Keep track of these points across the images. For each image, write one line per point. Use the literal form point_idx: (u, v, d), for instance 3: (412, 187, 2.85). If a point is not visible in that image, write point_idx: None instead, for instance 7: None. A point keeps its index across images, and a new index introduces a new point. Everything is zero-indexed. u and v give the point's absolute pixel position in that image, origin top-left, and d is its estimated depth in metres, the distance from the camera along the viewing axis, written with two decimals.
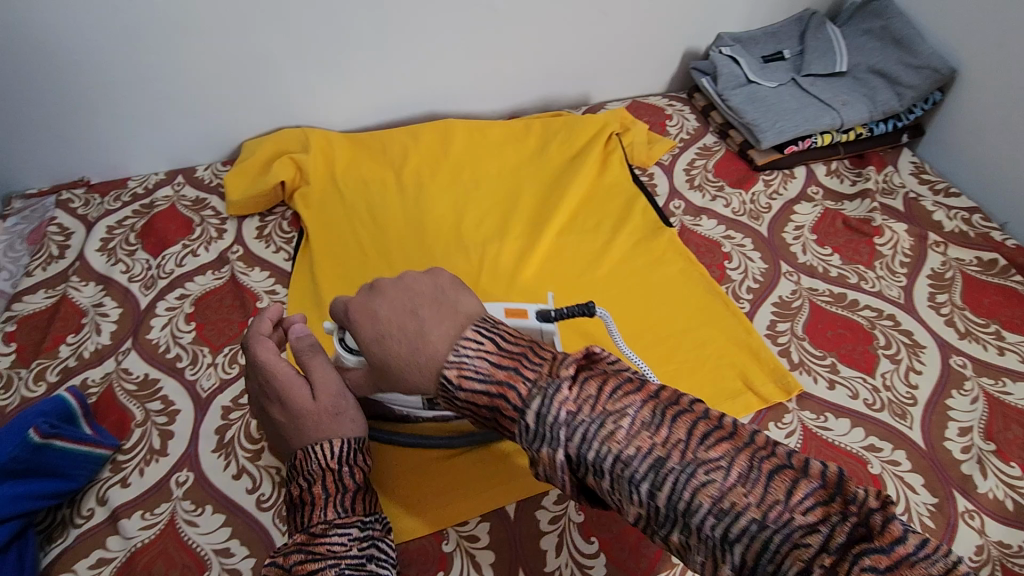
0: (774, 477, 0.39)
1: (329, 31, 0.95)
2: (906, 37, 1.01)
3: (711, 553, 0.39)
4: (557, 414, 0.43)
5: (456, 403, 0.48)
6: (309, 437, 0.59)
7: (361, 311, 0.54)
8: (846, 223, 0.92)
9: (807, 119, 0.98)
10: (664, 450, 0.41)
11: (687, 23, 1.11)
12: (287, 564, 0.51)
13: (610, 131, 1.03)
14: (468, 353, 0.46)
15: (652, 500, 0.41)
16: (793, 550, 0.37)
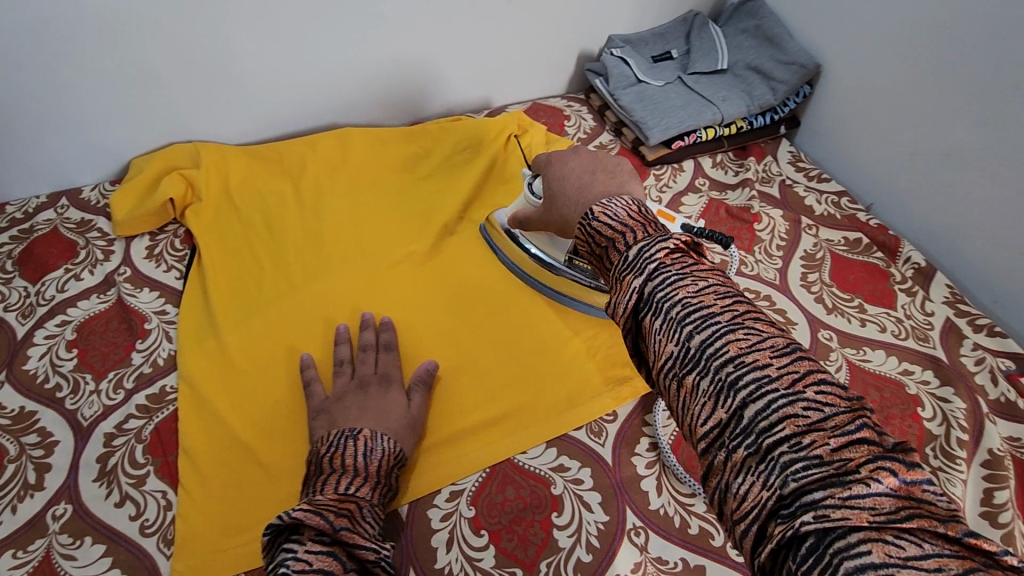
0: (807, 362, 0.38)
1: (212, 42, 0.92)
2: (776, 35, 1.07)
3: (716, 399, 0.39)
4: (655, 252, 0.45)
5: (586, 235, 0.54)
6: (380, 426, 0.67)
7: (557, 158, 0.69)
8: (728, 211, 0.97)
9: (691, 115, 1.03)
10: (718, 308, 0.42)
11: (579, 27, 1.15)
12: (336, 524, 0.53)
13: (508, 133, 1.06)
14: (617, 202, 0.53)
15: (687, 342, 0.41)
16: (790, 417, 0.36)
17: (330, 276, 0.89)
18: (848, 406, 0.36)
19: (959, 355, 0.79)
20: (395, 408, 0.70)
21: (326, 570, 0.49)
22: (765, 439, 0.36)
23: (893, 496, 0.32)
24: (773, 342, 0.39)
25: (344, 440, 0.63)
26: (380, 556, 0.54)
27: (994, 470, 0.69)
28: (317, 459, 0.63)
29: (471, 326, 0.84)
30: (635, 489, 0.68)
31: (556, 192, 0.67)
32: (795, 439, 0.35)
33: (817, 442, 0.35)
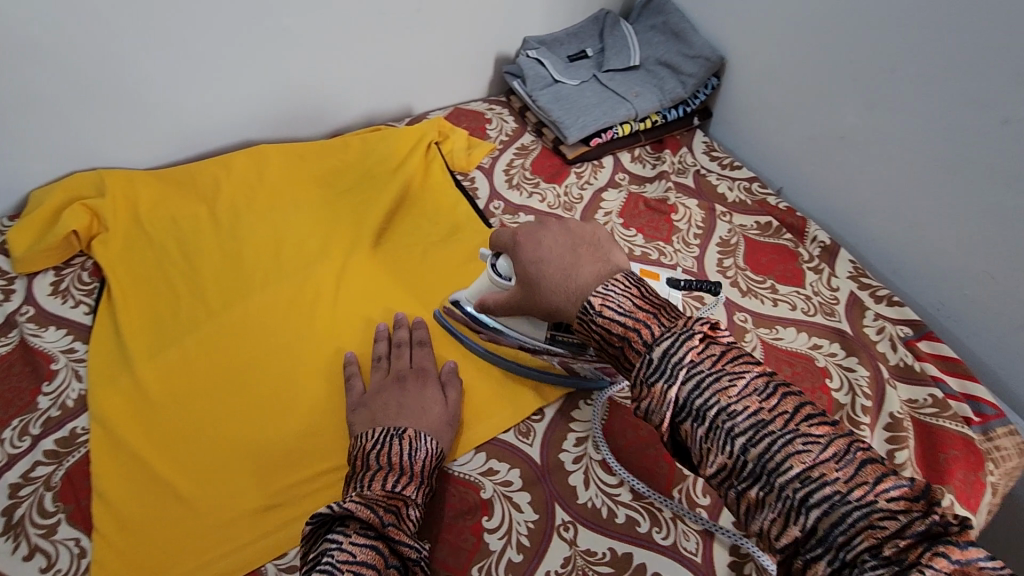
0: (869, 468, 0.45)
1: (105, 66, 0.89)
2: (682, 30, 1.11)
3: (785, 514, 0.46)
4: (681, 355, 0.52)
5: (590, 326, 0.60)
6: (421, 425, 0.68)
7: (526, 237, 0.70)
8: (647, 204, 1.00)
9: (605, 113, 1.06)
10: (767, 414, 0.49)
11: (492, 30, 1.16)
12: (383, 520, 0.56)
13: (429, 140, 1.06)
14: (614, 289, 0.59)
15: (743, 454, 0.48)
16: (868, 529, 0.43)
17: (251, 299, 0.87)
18: (918, 509, 0.44)
19: (862, 327, 0.84)
20: (432, 406, 0.71)
21: (368, 563, 0.52)
22: (844, 552, 0.44)
23: None
24: (834, 452, 0.46)
25: (389, 439, 0.65)
26: (419, 557, 0.56)
27: (895, 433, 0.72)
28: (362, 452, 0.65)
29: None
30: (563, 485, 0.69)
31: (535, 275, 0.67)
32: (874, 548, 0.43)
33: (888, 547, 0.42)
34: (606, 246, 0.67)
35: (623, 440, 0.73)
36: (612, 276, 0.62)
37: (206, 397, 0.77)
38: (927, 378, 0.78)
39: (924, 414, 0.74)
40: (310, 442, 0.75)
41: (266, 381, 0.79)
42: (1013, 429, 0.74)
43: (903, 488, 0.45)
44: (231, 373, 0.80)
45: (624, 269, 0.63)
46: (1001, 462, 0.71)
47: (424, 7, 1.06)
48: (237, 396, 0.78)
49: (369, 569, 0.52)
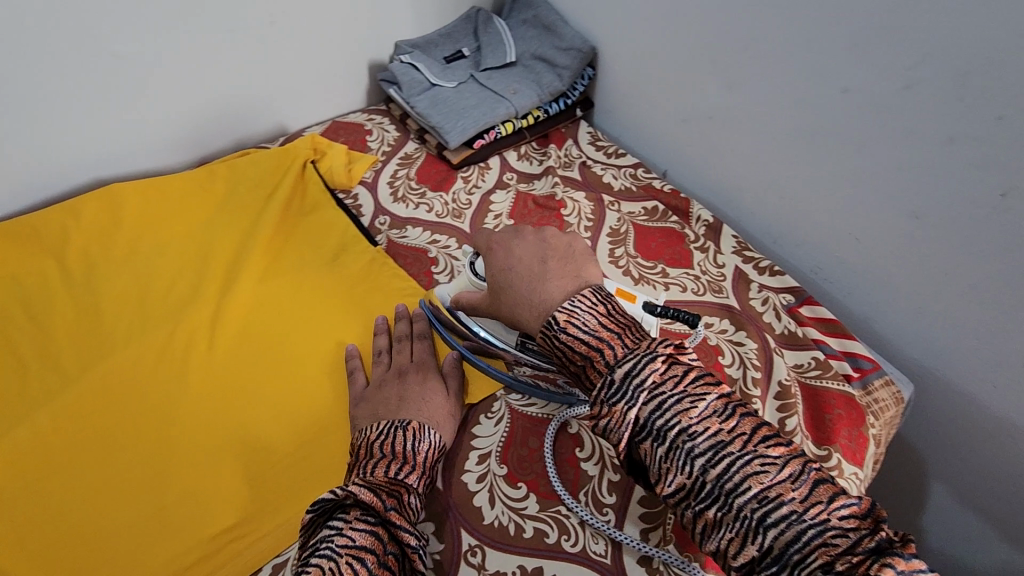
0: (822, 488, 0.51)
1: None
2: (552, 23, 1.10)
3: (744, 533, 0.51)
4: (643, 377, 0.57)
5: (552, 344, 0.63)
6: (424, 416, 0.68)
7: (500, 245, 0.74)
8: (535, 202, 0.99)
9: (484, 113, 1.04)
10: (726, 436, 0.54)
11: (359, 38, 1.11)
12: (385, 505, 0.56)
13: (302, 160, 1.01)
14: (580, 305, 0.63)
15: (702, 475, 0.54)
16: (822, 546, 0.49)
17: (115, 356, 0.79)
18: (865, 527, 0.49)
19: (748, 300, 0.86)
20: (435, 397, 0.71)
21: (368, 548, 0.53)
22: (799, 568, 0.49)
23: None
24: (788, 473, 0.52)
25: (394, 429, 0.64)
26: (418, 545, 0.56)
27: (785, 400, 0.75)
28: (368, 440, 0.65)
29: (289, 372, 0.80)
30: (468, 508, 0.67)
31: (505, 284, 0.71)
32: (828, 565, 0.48)
33: (839, 562, 0.47)
34: (579, 258, 0.71)
35: (527, 450, 0.72)
36: (580, 291, 0.66)
37: (70, 474, 0.69)
38: (809, 342, 0.81)
39: (810, 377, 0.77)
40: (195, 501, 0.69)
41: (139, 443, 0.72)
42: (888, 379, 0.78)
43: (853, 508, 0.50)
44: (98, 442, 0.72)
45: (592, 282, 0.67)
46: (880, 414, 0.75)
47: (276, 19, 1.00)
48: (108, 465, 0.70)
49: (369, 554, 0.52)
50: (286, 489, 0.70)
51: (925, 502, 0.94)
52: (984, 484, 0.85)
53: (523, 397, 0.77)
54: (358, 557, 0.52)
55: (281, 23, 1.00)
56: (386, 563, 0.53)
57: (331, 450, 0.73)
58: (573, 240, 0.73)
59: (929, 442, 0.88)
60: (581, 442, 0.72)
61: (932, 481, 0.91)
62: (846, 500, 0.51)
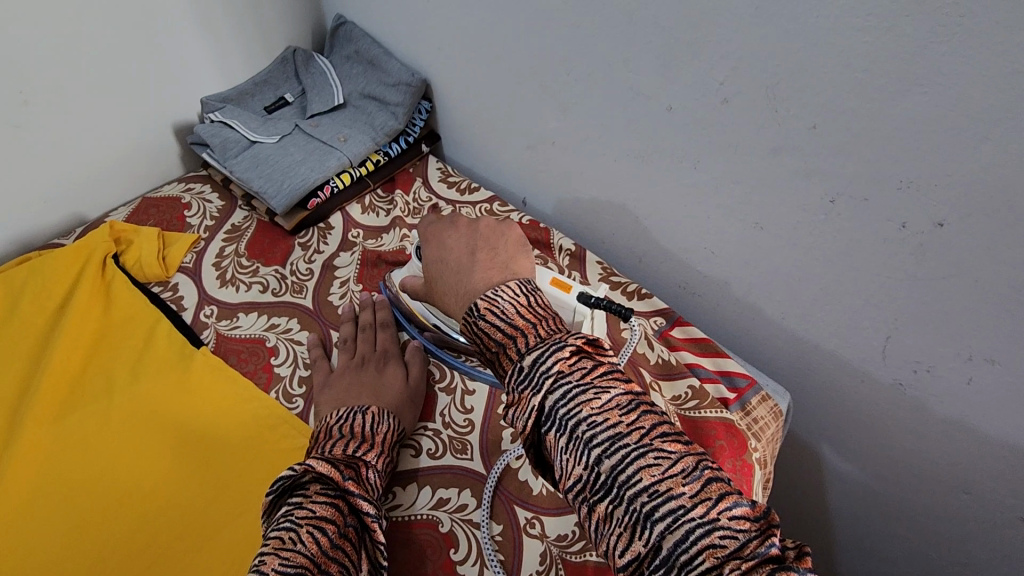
0: (716, 485, 0.44)
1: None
2: (375, 57, 1.01)
3: (632, 529, 0.44)
4: (548, 365, 0.50)
5: (473, 330, 0.58)
6: (383, 404, 0.68)
7: (434, 236, 0.71)
8: (384, 260, 0.89)
9: (313, 168, 0.93)
10: (626, 428, 0.47)
11: (155, 101, 0.97)
12: (342, 476, 0.54)
13: (101, 255, 0.86)
14: (503, 293, 0.58)
15: (597, 466, 0.46)
16: (709, 548, 0.41)
17: None
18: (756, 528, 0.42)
19: (620, 332, 0.81)
20: (392, 385, 0.71)
21: (328, 518, 0.50)
22: (685, 572, 0.41)
23: None
24: (682, 467, 0.45)
25: (353, 415, 0.65)
26: (378, 515, 0.53)
27: None
28: (329, 424, 0.64)
29: (95, 524, 0.67)
30: None
31: (437, 275, 0.68)
32: (715, 569, 0.41)
33: (728, 568, 0.40)
34: (509, 247, 0.66)
35: (395, 566, 0.62)
36: (505, 282, 0.60)
37: None
38: (683, 368, 0.77)
39: (689, 409, 0.73)
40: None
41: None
42: (765, 394, 0.76)
43: (747, 507, 0.43)
44: None
45: (521, 275, 0.62)
46: (760, 433, 0.73)
47: (29, 95, 0.84)
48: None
49: (329, 524, 0.49)
50: None
51: (825, 497, 0.93)
52: (873, 476, 0.84)
53: (387, 499, 0.67)
54: (319, 526, 0.49)
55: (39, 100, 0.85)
56: (346, 535, 0.50)
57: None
58: (508, 230, 0.68)
59: (819, 439, 0.87)
60: (455, 541, 0.64)
61: (828, 475, 0.91)
62: (740, 499, 0.44)
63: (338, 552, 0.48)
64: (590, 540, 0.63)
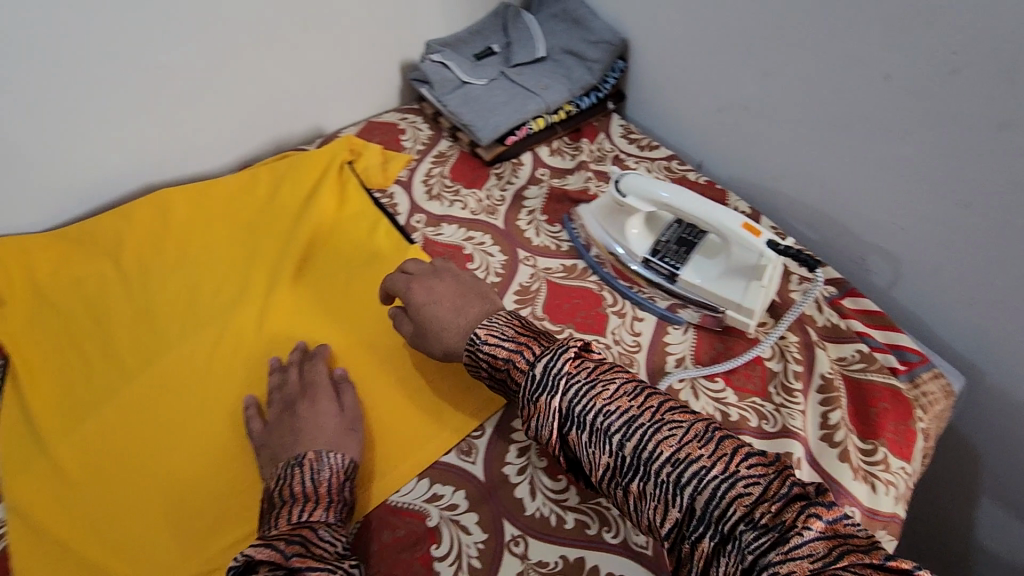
0: (728, 442, 0.53)
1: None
2: (581, 16, 1.10)
3: (664, 501, 0.52)
4: (560, 367, 0.59)
5: (476, 356, 0.68)
6: (320, 442, 0.67)
7: (421, 283, 0.76)
8: (569, 198, 0.99)
9: (516, 109, 1.04)
10: (637, 410, 0.56)
11: (391, 39, 1.12)
12: (286, 552, 0.54)
13: (340, 161, 1.03)
14: (498, 321, 0.69)
15: (621, 450, 0.54)
16: (738, 498, 0.49)
17: (169, 355, 0.84)
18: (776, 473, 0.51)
19: (789, 291, 0.84)
20: (328, 418, 0.70)
21: None
22: (720, 524, 0.49)
23: (825, 540, 0.46)
24: (696, 433, 0.53)
25: (291, 470, 0.64)
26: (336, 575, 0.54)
27: (827, 394, 0.73)
28: (274, 489, 0.64)
29: (326, 367, 0.82)
30: (509, 500, 0.68)
31: (428, 320, 0.74)
32: (747, 515, 0.48)
33: (758, 511, 0.48)
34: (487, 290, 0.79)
35: None
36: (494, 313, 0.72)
37: (131, 466, 0.74)
38: (853, 335, 0.79)
39: (853, 370, 0.76)
40: (234, 511, 0.71)
41: (211, 437, 0.76)
42: (936, 372, 0.77)
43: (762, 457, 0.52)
44: (148, 447, 0.76)
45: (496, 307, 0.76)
46: (928, 407, 0.74)
47: (309, 23, 1.01)
48: (160, 469, 0.74)
49: None
50: None
51: (976, 496, 0.92)
52: None
53: None
54: None
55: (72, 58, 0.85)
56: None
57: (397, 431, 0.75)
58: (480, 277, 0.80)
59: (980, 433, 0.86)
60: None
61: (981, 472, 0.89)
62: (753, 452, 0.53)
63: None
64: None
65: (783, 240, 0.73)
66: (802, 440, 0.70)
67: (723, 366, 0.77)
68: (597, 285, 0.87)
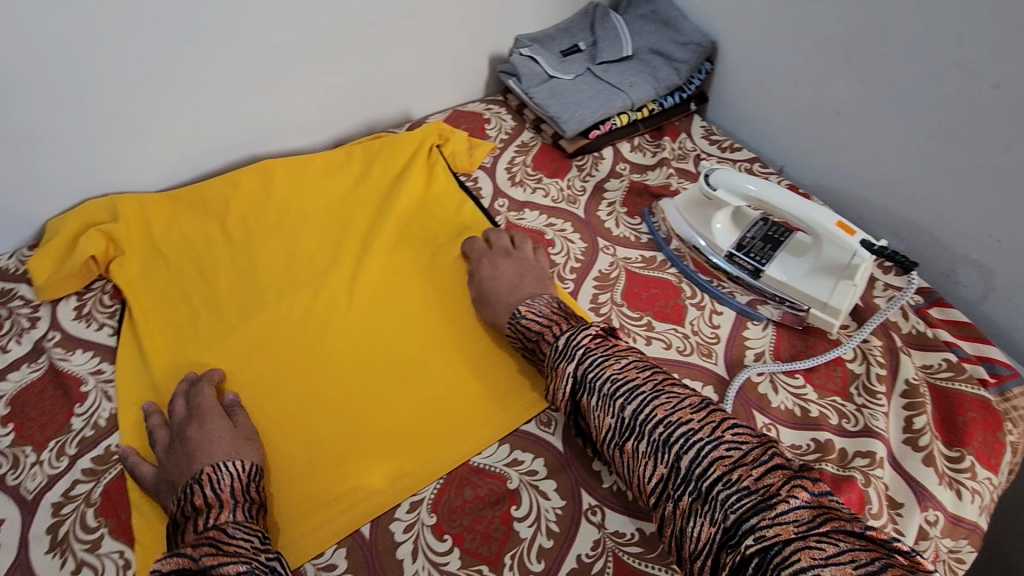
0: (719, 413, 0.56)
1: (66, 94, 0.87)
2: (671, 18, 1.12)
3: (654, 457, 0.56)
4: (580, 339, 0.66)
5: (517, 328, 0.75)
6: (216, 456, 0.67)
7: (487, 260, 0.86)
8: (650, 192, 1.02)
9: (602, 104, 1.07)
10: (642, 379, 0.61)
11: (483, 33, 1.17)
12: (196, 555, 0.55)
13: (429, 144, 1.07)
14: (538, 300, 0.76)
15: (623, 412, 0.59)
16: (718, 459, 0.52)
17: (267, 311, 0.88)
18: (759, 442, 0.53)
19: (873, 297, 0.83)
20: (221, 433, 0.70)
21: None
22: (701, 483, 0.52)
23: (809, 507, 0.47)
24: (691, 402, 0.57)
25: (189, 488, 0.63)
26: (248, 567, 0.55)
27: (912, 399, 0.73)
28: (177, 510, 0.63)
29: (411, 334, 0.86)
30: (586, 471, 0.71)
31: (487, 291, 0.82)
32: (727, 476, 0.51)
33: (735, 471, 0.51)
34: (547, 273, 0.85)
35: None
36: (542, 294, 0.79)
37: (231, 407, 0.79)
38: (941, 344, 0.78)
39: (939, 378, 0.76)
40: (323, 458, 0.74)
41: (304, 389, 0.81)
42: None
43: (748, 428, 0.55)
44: (246, 392, 0.80)
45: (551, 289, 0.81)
46: (1018, 421, 0.73)
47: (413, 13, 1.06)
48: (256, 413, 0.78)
49: None
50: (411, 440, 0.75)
51: None
52: None
53: None
54: None
55: (45, 56, 0.83)
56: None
57: (479, 400, 0.78)
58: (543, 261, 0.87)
59: None
60: None
61: None
62: (740, 424, 0.56)
63: None
64: (826, 454, 0.69)
65: (878, 241, 0.75)
66: (885, 440, 0.70)
67: (804, 363, 0.77)
68: (676, 277, 0.89)
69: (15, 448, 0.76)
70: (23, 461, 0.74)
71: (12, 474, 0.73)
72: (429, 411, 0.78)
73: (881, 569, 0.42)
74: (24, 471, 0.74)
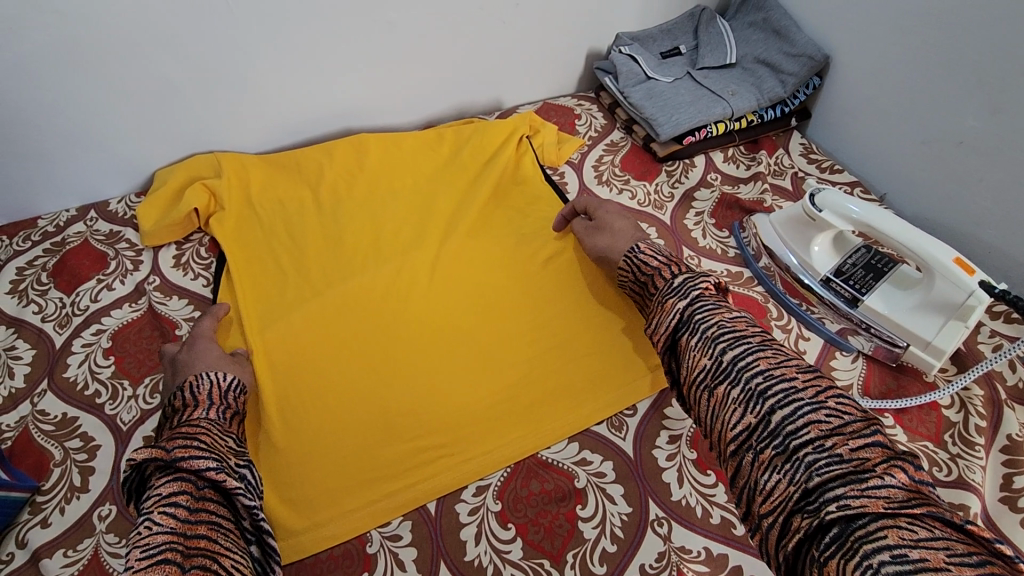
0: (827, 381, 0.51)
1: (189, 55, 0.90)
2: (784, 27, 1.08)
3: (745, 405, 0.51)
4: (699, 282, 0.62)
5: (632, 262, 0.74)
6: (199, 367, 0.71)
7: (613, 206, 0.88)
8: (740, 206, 0.99)
9: (700, 111, 1.04)
10: (752, 334, 0.56)
11: (584, 28, 1.15)
12: (169, 446, 0.56)
13: (520, 134, 1.06)
14: (659, 245, 0.74)
15: (722, 356, 0.54)
16: (812, 423, 0.47)
17: (352, 279, 0.90)
18: (862, 417, 0.48)
19: (977, 342, 0.79)
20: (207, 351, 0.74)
21: (178, 492, 0.52)
22: (789, 440, 0.47)
23: (906, 489, 0.42)
24: (798, 364, 0.52)
25: (175, 392, 0.67)
26: (219, 465, 0.56)
27: (1013, 456, 0.69)
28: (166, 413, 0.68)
29: (488, 318, 0.87)
30: (656, 481, 0.70)
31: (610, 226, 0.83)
32: (819, 441, 0.46)
33: (833, 438, 0.46)
34: None
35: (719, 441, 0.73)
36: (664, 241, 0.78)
37: (311, 367, 0.81)
38: None
39: None
40: (394, 430, 0.76)
41: (382, 358, 0.82)
42: None
43: (854, 400, 0.49)
44: (325, 355, 0.82)
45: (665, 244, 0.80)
46: None
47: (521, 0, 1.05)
48: (333, 377, 0.80)
49: (181, 496, 0.51)
50: (481, 425, 0.76)
51: None
52: None
53: None
54: (171, 503, 0.50)
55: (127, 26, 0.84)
56: (205, 497, 0.53)
57: (552, 395, 0.78)
58: None
59: None
60: None
61: None
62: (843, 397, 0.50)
63: (202, 513, 0.51)
64: None
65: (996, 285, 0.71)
66: (980, 495, 0.66)
67: (895, 403, 0.73)
68: (763, 296, 0.86)
69: (114, 381, 0.81)
70: (121, 394, 0.79)
71: (111, 404, 0.78)
72: (501, 399, 0.78)
73: (979, 564, 0.37)
74: (121, 403, 0.78)
